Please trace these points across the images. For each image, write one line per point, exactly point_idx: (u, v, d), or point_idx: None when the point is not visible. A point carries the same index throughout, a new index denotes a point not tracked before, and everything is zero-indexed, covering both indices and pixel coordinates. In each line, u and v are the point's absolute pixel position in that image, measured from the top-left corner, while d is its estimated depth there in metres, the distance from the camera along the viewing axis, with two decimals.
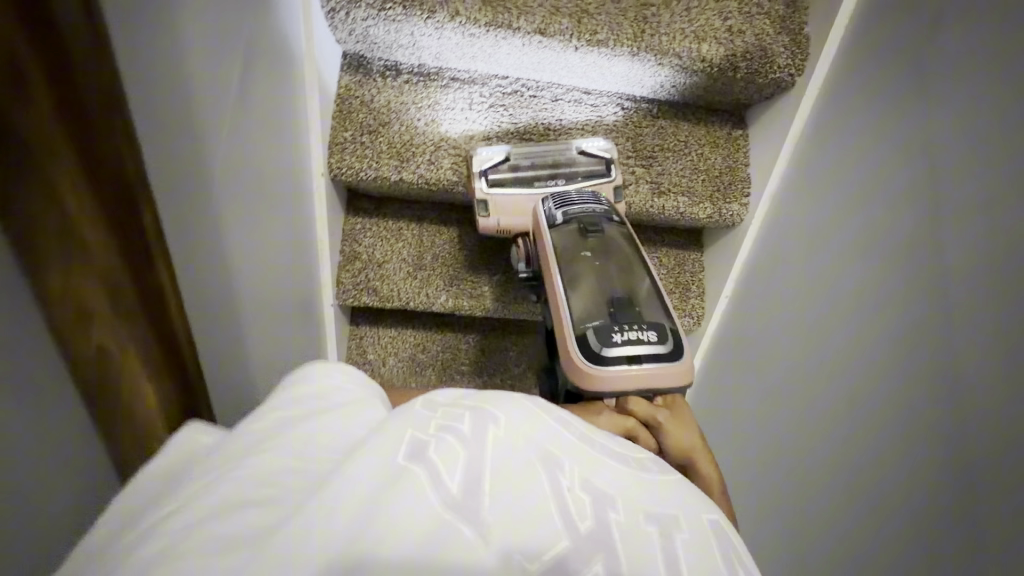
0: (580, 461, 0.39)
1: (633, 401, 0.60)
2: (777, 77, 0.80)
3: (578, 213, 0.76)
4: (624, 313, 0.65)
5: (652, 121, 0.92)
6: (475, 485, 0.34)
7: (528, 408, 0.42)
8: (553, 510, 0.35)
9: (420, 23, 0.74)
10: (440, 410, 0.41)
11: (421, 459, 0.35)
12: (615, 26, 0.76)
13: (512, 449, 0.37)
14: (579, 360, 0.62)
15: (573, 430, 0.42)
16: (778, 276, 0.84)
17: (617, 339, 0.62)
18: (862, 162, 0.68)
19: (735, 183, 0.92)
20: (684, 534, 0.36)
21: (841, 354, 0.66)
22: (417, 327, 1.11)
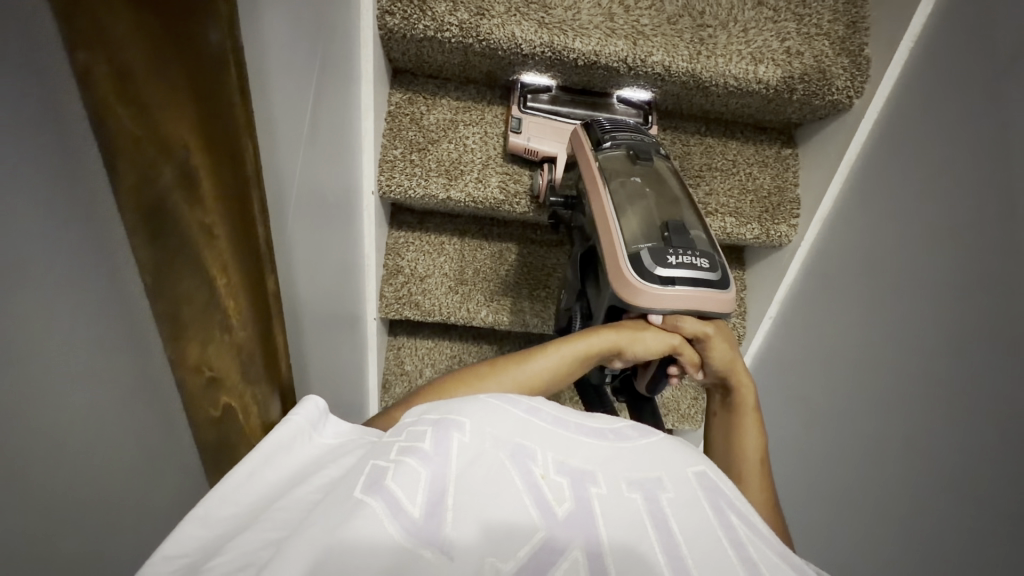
0: (555, 449, 0.46)
1: (683, 318, 0.62)
2: (834, 99, 0.78)
3: (628, 139, 0.73)
4: (681, 236, 0.63)
5: (699, 140, 0.91)
6: (437, 502, 0.38)
7: (492, 413, 0.47)
8: (528, 506, 0.40)
9: (475, 44, 0.74)
10: (405, 433, 0.44)
11: (380, 487, 0.37)
12: (671, 47, 0.75)
13: (474, 456, 0.42)
14: (631, 275, 0.61)
15: (545, 416, 0.50)
16: (834, 304, 0.82)
17: (672, 260, 0.60)
18: (932, 195, 0.67)
19: (785, 204, 0.90)
20: (668, 493, 0.45)
21: (915, 393, 0.65)
22: (453, 338, 1.12)
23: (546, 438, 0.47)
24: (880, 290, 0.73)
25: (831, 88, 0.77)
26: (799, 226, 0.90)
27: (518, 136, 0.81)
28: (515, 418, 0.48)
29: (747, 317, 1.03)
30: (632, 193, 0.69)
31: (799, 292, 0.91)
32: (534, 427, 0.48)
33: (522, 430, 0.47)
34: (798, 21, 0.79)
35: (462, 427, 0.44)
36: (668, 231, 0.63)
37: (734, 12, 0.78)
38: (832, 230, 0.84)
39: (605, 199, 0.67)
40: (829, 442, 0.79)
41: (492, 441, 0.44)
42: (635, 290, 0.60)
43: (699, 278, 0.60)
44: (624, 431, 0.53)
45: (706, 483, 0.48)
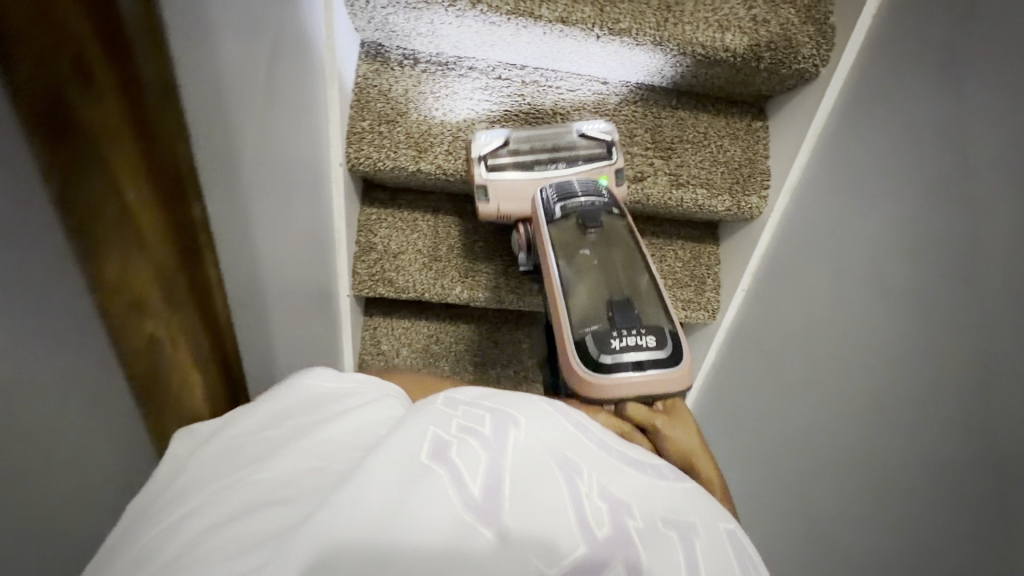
0: (596, 467, 0.40)
1: (632, 406, 0.58)
2: (801, 68, 0.79)
3: (578, 206, 0.74)
4: (626, 316, 0.63)
5: (671, 113, 0.91)
6: (495, 487, 0.35)
7: (545, 416, 0.42)
8: (569, 516, 0.35)
9: (442, 11, 0.73)
10: (461, 411, 0.41)
11: (445, 459, 0.36)
12: (638, 14, 0.75)
13: (532, 451, 0.38)
14: (582, 371, 0.61)
15: (592, 436, 0.42)
16: (802, 274, 0.84)
17: (617, 345, 0.60)
18: (893, 158, 0.68)
19: (755, 176, 0.91)
20: (700, 540, 0.37)
21: (874, 353, 0.67)
22: (430, 318, 1.11)
23: (588, 453, 0.40)
24: (846, 252, 0.74)
25: (797, 56, 0.78)
26: (769, 197, 0.91)
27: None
28: (560, 426, 0.42)
29: (720, 291, 1.04)
30: (580, 269, 0.71)
31: (771, 262, 0.92)
32: (581, 443, 0.41)
33: (568, 440, 0.41)
34: None
35: (523, 416, 0.41)
36: (615, 312, 0.64)
37: None
38: (802, 198, 0.85)
39: (550, 262, 0.71)
40: (795, 405, 0.81)
41: (544, 447, 0.39)
42: (584, 382, 0.60)
43: (649, 357, 0.60)
44: (665, 467, 0.44)
45: (736, 545, 0.39)
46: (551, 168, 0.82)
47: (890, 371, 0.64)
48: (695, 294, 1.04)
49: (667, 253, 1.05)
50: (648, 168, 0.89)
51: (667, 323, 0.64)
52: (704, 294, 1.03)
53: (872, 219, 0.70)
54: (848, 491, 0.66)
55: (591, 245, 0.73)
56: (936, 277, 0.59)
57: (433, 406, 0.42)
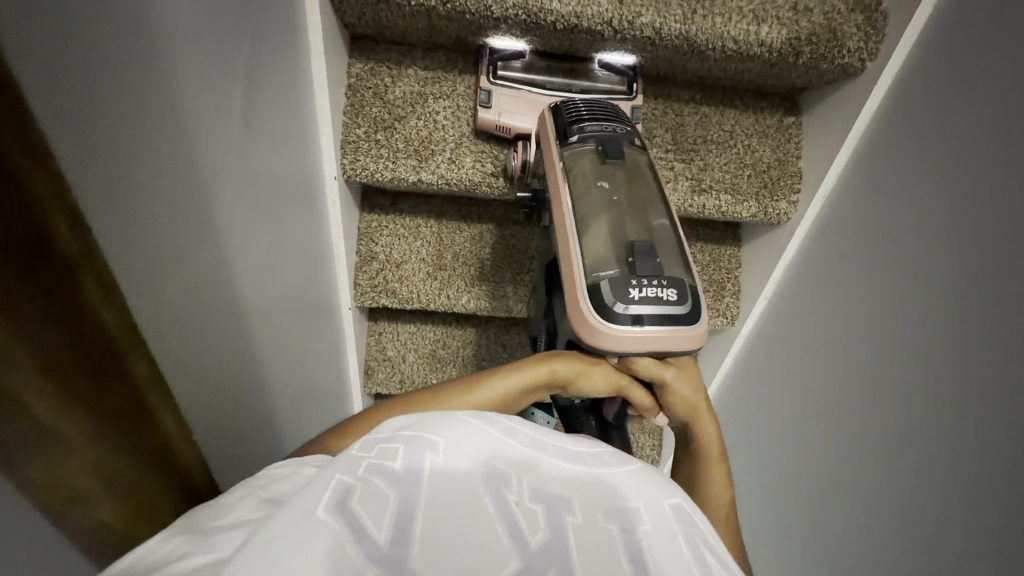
0: (530, 470, 0.46)
1: (637, 361, 0.56)
2: (845, 63, 0.70)
3: (598, 132, 0.65)
4: (648, 262, 0.56)
5: (695, 109, 0.83)
6: (403, 533, 0.38)
7: (468, 434, 0.46)
8: (499, 534, 0.40)
9: (439, 8, 0.65)
10: (376, 449, 0.43)
11: (346, 508, 0.37)
12: (662, 6, 0.66)
13: (448, 480, 0.42)
14: (588, 314, 0.55)
15: (523, 438, 0.48)
16: (827, 290, 0.78)
17: (635, 295, 0.54)
18: (938, 176, 0.60)
19: (785, 179, 0.83)
20: (646, 527, 0.43)
21: (904, 391, 0.61)
22: (436, 322, 1.08)
23: (521, 461, 0.46)
24: (876, 271, 0.68)
25: (842, 50, 0.69)
26: (799, 202, 0.84)
27: (488, 112, 0.74)
28: (491, 437, 0.47)
29: (741, 296, 0.99)
30: (596, 203, 0.61)
31: (797, 270, 0.86)
32: (511, 449, 0.46)
33: (497, 451, 0.46)
34: None
35: (434, 446, 0.43)
36: (632, 259, 0.56)
37: None
38: (834, 205, 0.78)
39: (564, 195, 0.62)
40: (816, 425, 0.77)
41: (466, 464, 0.43)
42: (596, 331, 0.54)
43: (664, 314, 0.54)
44: (605, 455, 0.51)
45: (682, 517, 0.45)
46: (564, 91, 0.76)
47: (920, 407, 0.59)
48: (714, 300, 0.99)
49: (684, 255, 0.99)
50: (668, 173, 0.81)
51: (686, 273, 0.57)
52: (724, 299, 0.98)
53: (909, 237, 0.63)
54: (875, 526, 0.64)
55: (609, 176, 0.63)
56: (981, 313, 0.53)
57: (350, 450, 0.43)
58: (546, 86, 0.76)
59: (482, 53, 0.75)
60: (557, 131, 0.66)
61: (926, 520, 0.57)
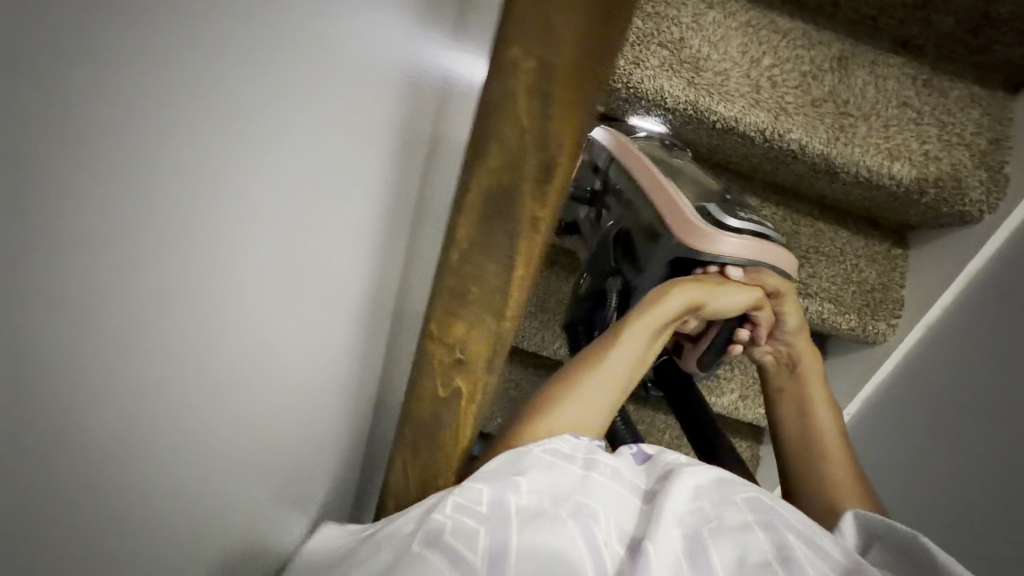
0: (610, 506, 0.47)
1: (765, 274, 0.70)
2: (964, 210, 0.77)
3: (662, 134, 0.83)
4: (740, 204, 0.75)
5: (810, 221, 0.90)
6: (499, 562, 0.39)
7: (549, 470, 0.47)
8: (585, 564, 0.41)
9: (620, 91, 0.76)
10: (455, 482, 0.43)
11: (441, 544, 0.39)
12: (810, 128, 0.76)
13: (529, 512, 0.43)
14: (701, 222, 0.69)
15: (603, 470, 0.49)
16: (925, 416, 0.80)
17: (740, 215, 0.72)
18: None
19: (887, 302, 0.88)
20: (712, 530, 0.47)
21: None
22: (514, 363, 1.12)
23: (605, 494, 0.47)
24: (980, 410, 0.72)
25: (965, 198, 0.76)
26: (898, 326, 0.88)
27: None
28: (573, 475, 0.47)
29: None
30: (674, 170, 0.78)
31: (887, 394, 0.88)
32: (592, 484, 0.47)
33: (581, 486, 0.47)
34: (940, 127, 0.77)
35: (518, 487, 0.44)
36: (724, 200, 0.75)
37: (878, 105, 0.77)
38: (937, 336, 0.82)
39: (658, 175, 0.74)
40: None
41: (551, 500, 0.44)
42: (716, 237, 0.68)
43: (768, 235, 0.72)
44: (669, 465, 0.53)
45: (754, 508, 0.49)
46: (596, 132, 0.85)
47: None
48: None
49: None
50: None
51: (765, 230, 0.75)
52: None
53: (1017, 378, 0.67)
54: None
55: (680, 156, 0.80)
56: None
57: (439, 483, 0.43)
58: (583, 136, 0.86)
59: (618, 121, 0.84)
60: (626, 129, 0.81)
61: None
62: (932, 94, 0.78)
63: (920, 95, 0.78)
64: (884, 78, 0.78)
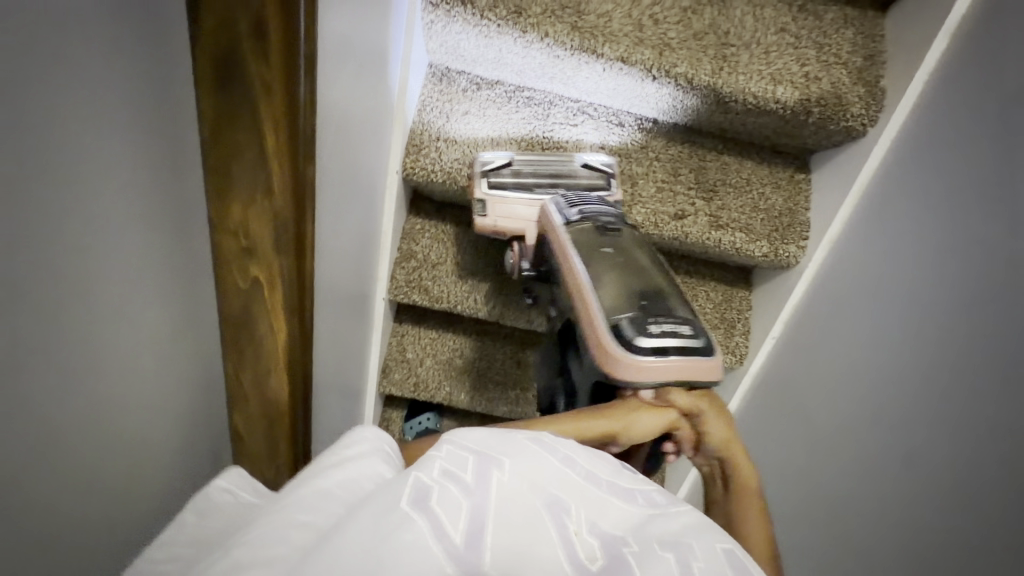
0: (589, 506, 0.44)
1: (672, 393, 0.61)
2: (849, 125, 0.81)
3: (595, 213, 0.77)
4: (659, 307, 0.66)
5: (716, 157, 0.94)
6: (477, 538, 0.37)
7: (531, 458, 0.44)
8: (562, 561, 0.38)
9: (510, 42, 0.77)
10: (444, 453, 0.43)
11: (425, 507, 0.37)
12: (695, 61, 0.78)
13: (510, 494, 0.40)
14: (612, 346, 0.64)
15: (580, 470, 0.46)
16: (834, 327, 0.85)
17: (652, 330, 0.63)
18: (924, 225, 0.71)
19: (795, 226, 0.92)
20: (701, 563, 0.40)
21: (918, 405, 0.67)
22: (457, 331, 1.13)
23: (580, 493, 0.44)
24: (887, 308, 0.75)
25: (846, 113, 0.80)
26: (807, 247, 0.92)
27: (485, 220, 0.83)
28: (551, 467, 0.45)
29: (750, 337, 1.04)
30: (604, 263, 0.72)
31: (803, 314, 0.92)
32: (569, 478, 0.45)
33: (558, 481, 0.44)
34: (818, 48, 0.81)
35: (502, 465, 0.42)
36: (645, 302, 0.67)
37: (758, 34, 0.81)
38: (842, 249, 0.86)
39: (580, 271, 0.71)
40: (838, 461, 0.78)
41: (529, 486, 0.42)
42: (617, 361, 0.63)
43: (684, 345, 0.63)
44: (653, 494, 0.48)
45: (735, 562, 0.42)
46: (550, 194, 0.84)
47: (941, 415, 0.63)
48: (724, 337, 1.03)
49: (699, 293, 1.05)
50: (690, 207, 0.90)
51: (691, 314, 0.67)
52: (734, 336, 1.03)
53: (909, 269, 0.72)
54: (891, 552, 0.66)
55: (611, 245, 0.74)
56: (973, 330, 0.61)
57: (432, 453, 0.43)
58: (535, 189, 0.85)
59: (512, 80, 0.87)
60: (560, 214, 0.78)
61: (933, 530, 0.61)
62: (807, 19, 0.82)
63: (796, 21, 0.82)
64: (761, 8, 0.82)
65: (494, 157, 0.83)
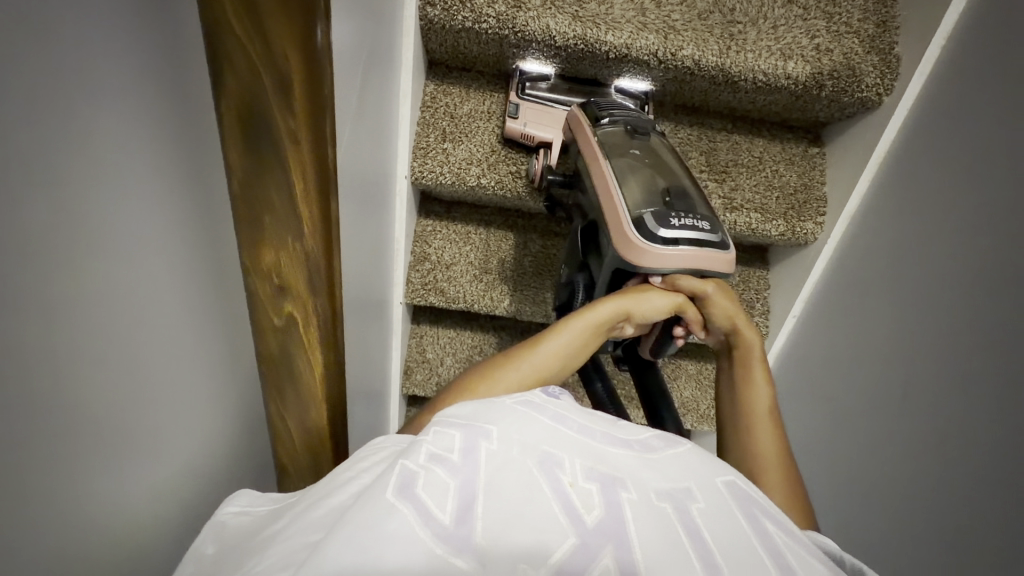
0: (585, 455, 0.44)
1: (684, 278, 0.67)
2: (863, 96, 0.79)
3: (625, 115, 0.76)
4: (681, 202, 0.67)
5: (726, 137, 0.92)
6: (467, 512, 0.36)
7: (518, 420, 0.45)
8: (557, 517, 0.38)
9: (509, 37, 0.76)
10: (431, 434, 0.43)
11: (411, 493, 0.37)
12: (701, 41, 0.76)
13: (502, 462, 0.40)
14: (635, 239, 0.64)
15: (573, 425, 0.47)
16: (857, 304, 0.83)
17: (674, 222, 0.64)
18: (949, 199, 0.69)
19: (811, 202, 0.90)
20: (700, 503, 0.43)
21: (940, 386, 0.66)
22: (475, 328, 1.14)
23: (573, 445, 0.45)
24: (911, 284, 0.73)
25: (860, 85, 0.78)
26: (824, 223, 0.90)
27: (514, 121, 0.83)
28: (542, 425, 0.46)
29: (770, 317, 1.03)
30: (631, 166, 0.72)
31: (824, 292, 0.91)
32: (561, 436, 0.45)
33: (551, 438, 0.45)
34: (827, 19, 0.79)
35: (489, 434, 0.42)
36: (670, 200, 0.68)
37: (764, 9, 0.78)
38: (862, 223, 0.84)
39: (607, 173, 0.70)
40: (864, 441, 0.78)
41: (520, 448, 0.42)
42: (638, 250, 0.64)
43: (700, 238, 0.64)
44: (651, 441, 0.50)
45: (737, 495, 0.46)
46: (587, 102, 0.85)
47: (969, 391, 0.62)
48: None
49: None
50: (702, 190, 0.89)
51: (710, 211, 0.68)
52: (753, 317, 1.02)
53: (931, 242, 0.71)
54: (921, 524, 0.65)
55: (640, 146, 0.74)
56: (999, 305, 0.60)
57: (429, 430, 0.44)
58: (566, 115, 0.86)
59: (513, 75, 0.86)
60: (590, 119, 0.76)
61: (964, 505, 0.60)
62: None
63: None
64: None
65: (539, 68, 0.84)
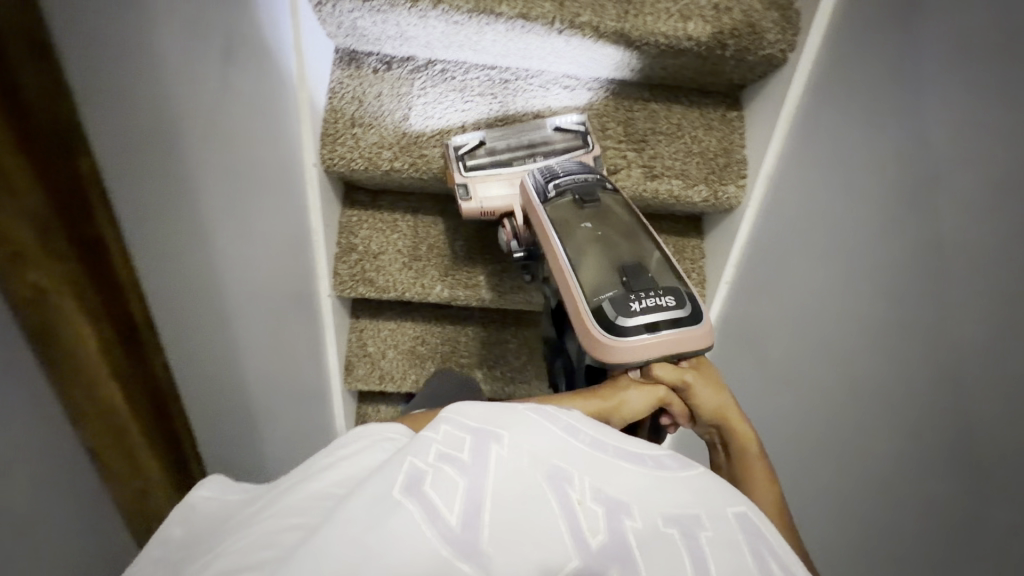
0: (593, 472, 0.41)
1: (659, 367, 0.61)
2: (767, 54, 0.78)
3: (571, 184, 0.73)
4: (637, 279, 0.63)
5: (643, 106, 0.91)
6: (475, 516, 0.34)
7: (531, 426, 0.43)
8: (562, 534, 0.35)
9: (404, 13, 0.75)
10: (441, 432, 0.40)
11: (418, 492, 0.35)
12: (599, 7, 0.76)
13: (512, 470, 0.38)
14: (598, 334, 0.61)
15: (584, 438, 0.44)
16: (778, 265, 0.83)
17: (635, 308, 0.61)
18: (849, 150, 0.68)
19: (732, 165, 0.90)
20: (709, 533, 0.38)
21: (851, 338, 0.65)
22: (417, 318, 1.12)
23: (584, 460, 0.42)
24: (822, 239, 0.72)
25: (763, 42, 0.78)
26: (746, 187, 0.89)
27: (470, 203, 0.81)
28: (554, 437, 0.43)
29: (705, 286, 1.02)
30: (583, 241, 0.69)
31: (751, 257, 0.90)
32: (572, 449, 0.42)
33: (559, 449, 0.42)
34: None
35: (500, 439, 0.40)
36: (627, 278, 0.64)
37: None
38: (777, 183, 0.83)
39: (558, 250, 0.68)
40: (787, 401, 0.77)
41: (529, 458, 0.39)
42: (603, 346, 0.61)
43: (665, 317, 0.61)
44: (662, 458, 0.45)
45: (746, 526, 0.40)
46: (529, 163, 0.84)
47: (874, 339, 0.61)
48: None
49: None
50: (621, 160, 0.88)
51: (676, 279, 0.65)
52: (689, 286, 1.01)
53: (836, 194, 0.70)
54: (843, 479, 0.64)
55: (591, 217, 0.70)
56: (895, 249, 0.59)
57: (436, 425, 0.42)
58: (513, 162, 0.84)
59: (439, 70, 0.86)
60: (538, 190, 0.74)
61: (873, 455, 0.60)
62: None
63: None
64: None
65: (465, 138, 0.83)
